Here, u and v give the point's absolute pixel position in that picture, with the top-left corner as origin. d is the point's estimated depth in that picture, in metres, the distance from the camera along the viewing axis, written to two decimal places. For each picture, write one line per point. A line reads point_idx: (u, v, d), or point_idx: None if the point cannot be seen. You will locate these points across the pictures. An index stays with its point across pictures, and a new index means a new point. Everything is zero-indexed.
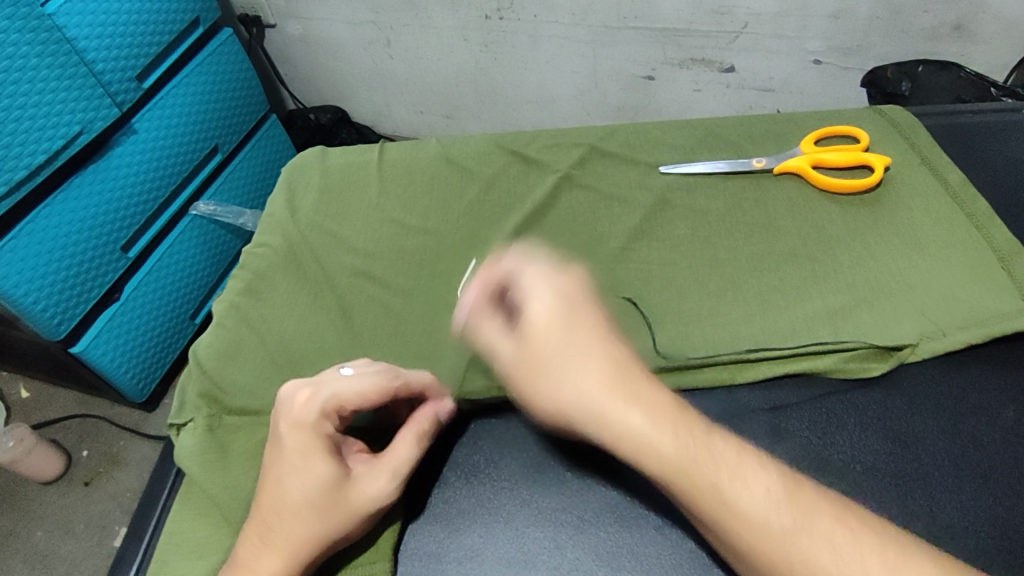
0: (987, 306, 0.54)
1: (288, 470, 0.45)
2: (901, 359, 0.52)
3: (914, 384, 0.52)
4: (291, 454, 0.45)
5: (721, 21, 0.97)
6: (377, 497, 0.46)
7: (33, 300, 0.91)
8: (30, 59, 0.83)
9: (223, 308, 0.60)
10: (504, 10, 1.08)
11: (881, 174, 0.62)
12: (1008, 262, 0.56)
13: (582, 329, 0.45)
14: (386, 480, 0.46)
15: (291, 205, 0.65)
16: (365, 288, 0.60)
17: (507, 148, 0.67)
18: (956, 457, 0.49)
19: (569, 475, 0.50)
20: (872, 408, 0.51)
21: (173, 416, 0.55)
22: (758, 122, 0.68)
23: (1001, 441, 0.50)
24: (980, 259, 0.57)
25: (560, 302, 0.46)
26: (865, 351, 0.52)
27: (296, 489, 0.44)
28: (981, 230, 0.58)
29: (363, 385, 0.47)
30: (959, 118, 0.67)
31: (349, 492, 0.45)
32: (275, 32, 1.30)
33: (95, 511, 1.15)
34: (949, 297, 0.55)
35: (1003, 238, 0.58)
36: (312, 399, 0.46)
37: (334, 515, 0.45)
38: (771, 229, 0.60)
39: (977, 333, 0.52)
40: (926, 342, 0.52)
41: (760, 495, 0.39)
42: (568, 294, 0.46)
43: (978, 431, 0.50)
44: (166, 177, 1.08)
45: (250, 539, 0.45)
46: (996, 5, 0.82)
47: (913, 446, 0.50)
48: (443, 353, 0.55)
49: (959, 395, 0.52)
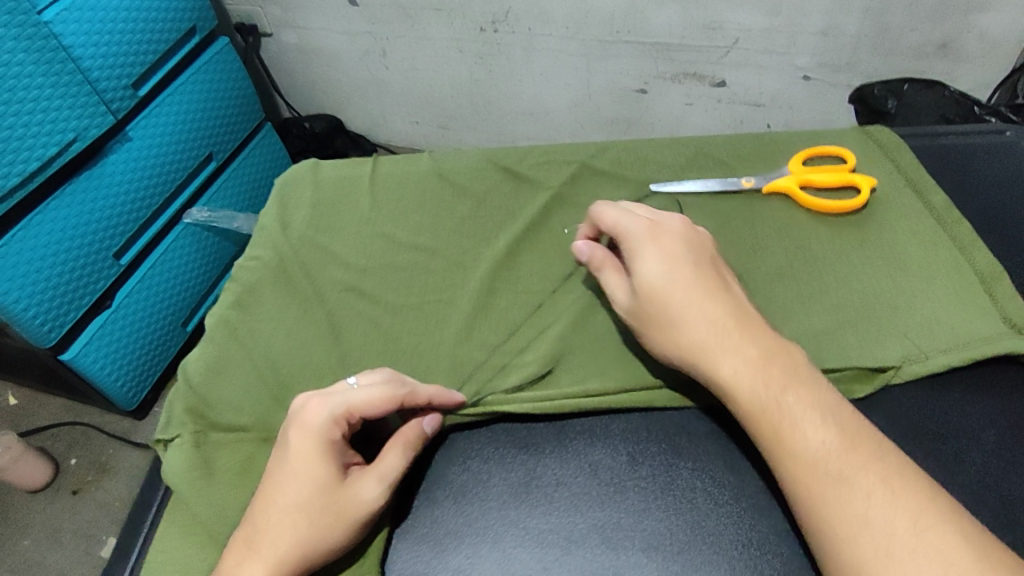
0: (968, 329, 0.54)
1: (287, 474, 0.46)
2: (885, 380, 0.53)
3: (898, 406, 0.52)
4: (291, 458, 0.47)
5: (712, 36, 0.98)
6: (366, 504, 0.46)
7: (23, 307, 0.90)
8: (26, 67, 0.83)
9: (213, 322, 0.61)
10: (498, 23, 1.09)
11: (867, 194, 0.62)
12: (990, 285, 0.57)
13: (683, 286, 0.50)
14: (375, 485, 0.46)
15: (283, 219, 0.66)
16: (356, 303, 0.60)
17: (500, 164, 0.68)
18: (939, 479, 0.48)
19: (557, 497, 0.50)
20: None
21: (159, 431, 0.55)
22: (748, 141, 0.69)
23: (982, 464, 0.49)
24: (961, 282, 0.57)
25: (664, 263, 0.51)
26: (851, 373, 0.52)
27: (292, 491, 0.46)
28: (963, 253, 0.59)
29: (370, 395, 0.48)
30: (946, 141, 0.68)
31: (341, 498, 0.46)
32: (270, 41, 1.31)
33: (83, 520, 1.14)
34: (932, 319, 0.55)
35: (984, 261, 0.58)
36: (321, 404, 0.48)
37: (322, 521, 0.45)
38: (757, 248, 0.61)
39: (958, 356, 0.53)
40: (909, 364, 0.53)
41: (818, 442, 0.43)
42: (674, 255, 0.52)
43: (961, 453, 0.50)
44: (160, 185, 1.08)
45: (237, 545, 0.46)
46: (980, 25, 0.84)
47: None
48: (437, 369, 0.56)
49: (942, 418, 0.51)
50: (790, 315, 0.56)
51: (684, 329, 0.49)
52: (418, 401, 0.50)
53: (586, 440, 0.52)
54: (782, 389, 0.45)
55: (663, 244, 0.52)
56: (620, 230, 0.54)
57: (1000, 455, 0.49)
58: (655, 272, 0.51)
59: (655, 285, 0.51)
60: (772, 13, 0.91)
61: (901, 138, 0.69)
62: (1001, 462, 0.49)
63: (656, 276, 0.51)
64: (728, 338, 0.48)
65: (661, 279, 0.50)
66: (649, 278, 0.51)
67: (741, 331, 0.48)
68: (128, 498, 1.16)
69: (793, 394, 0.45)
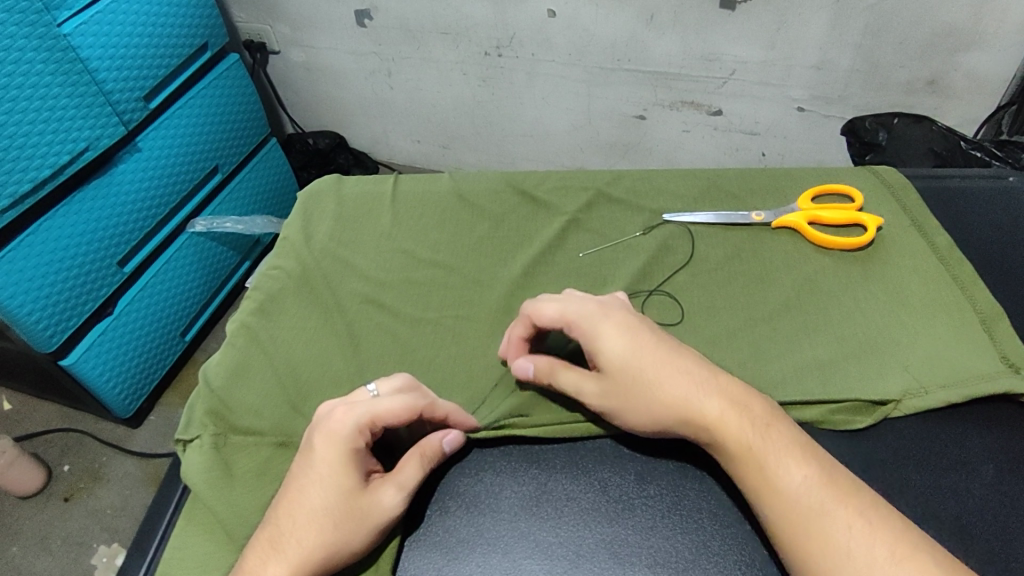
0: (968, 367, 0.56)
1: (312, 478, 0.48)
2: (885, 413, 0.54)
3: (900, 437, 0.54)
4: (317, 462, 0.49)
5: (710, 67, 1.01)
6: (388, 509, 0.48)
7: (28, 311, 0.91)
8: (43, 77, 0.85)
9: (235, 327, 0.64)
10: (502, 48, 1.13)
11: (874, 234, 0.66)
12: (990, 324, 0.59)
13: (652, 353, 0.52)
14: (394, 493, 0.49)
15: (306, 232, 0.70)
16: (375, 315, 0.63)
17: (517, 188, 0.72)
18: (937, 508, 0.50)
19: (565, 513, 0.52)
20: (860, 458, 0.53)
21: (180, 432, 0.58)
22: (756, 175, 0.73)
23: (979, 496, 0.51)
24: (964, 320, 0.59)
25: (628, 338, 0.52)
26: (852, 404, 0.55)
27: (318, 495, 0.48)
28: (965, 291, 0.61)
29: (394, 407, 0.50)
30: (950, 181, 0.71)
31: (363, 503, 0.48)
32: (278, 58, 1.34)
33: (74, 527, 1.14)
34: (934, 355, 0.57)
35: (985, 301, 0.60)
36: (347, 413, 0.50)
37: (344, 525, 0.47)
38: (762, 276, 0.64)
39: (956, 393, 0.55)
40: (909, 399, 0.55)
41: (798, 479, 0.45)
42: (632, 326, 0.53)
43: (959, 484, 0.51)
44: (166, 196, 1.10)
45: (259, 545, 0.48)
46: (967, 63, 0.87)
47: (899, 496, 0.51)
48: (458, 384, 0.58)
49: (941, 450, 0.53)
50: (789, 339, 0.59)
51: (667, 389, 0.50)
52: (435, 414, 0.53)
53: (597, 458, 0.55)
54: (766, 427, 0.48)
55: (615, 319, 0.54)
56: (569, 319, 0.54)
57: (998, 488, 0.51)
58: (620, 343, 0.52)
59: (624, 357, 0.52)
60: (768, 47, 0.95)
61: (908, 177, 0.72)
62: (998, 494, 0.51)
63: (624, 348, 0.52)
64: (707, 384, 0.50)
65: (634, 352, 0.52)
66: (616, 352, 0.52)
67: (715, 374, 0.51)
68: (121, 506, 1.16)
69: (776, 430, 0.48)
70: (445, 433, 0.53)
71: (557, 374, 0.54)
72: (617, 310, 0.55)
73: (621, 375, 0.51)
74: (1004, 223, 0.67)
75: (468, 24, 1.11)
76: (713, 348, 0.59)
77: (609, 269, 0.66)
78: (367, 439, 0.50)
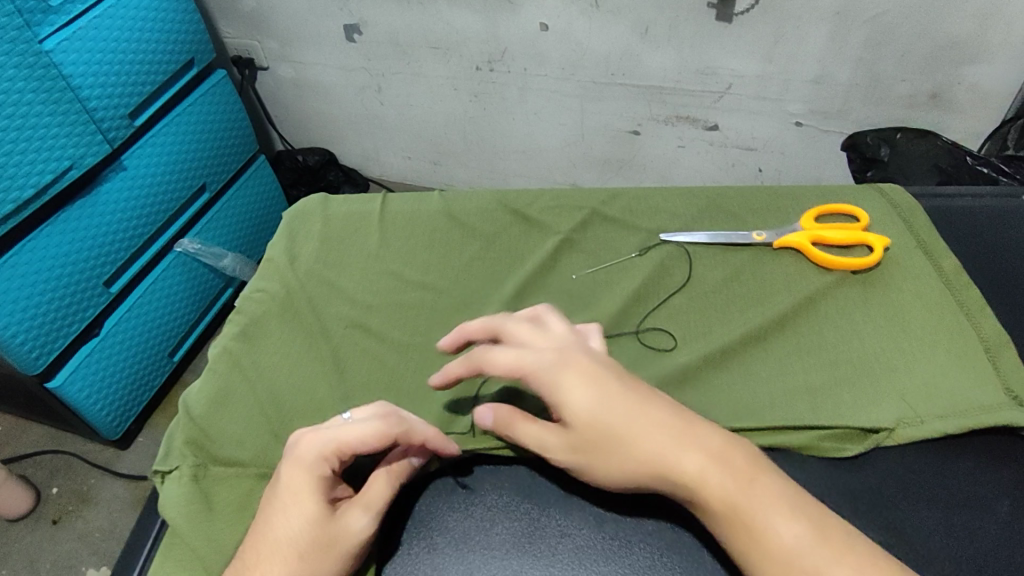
0: (967, 397, 0.54)
1: (279, 510, 0.46)
2: (877, 442, 0.52)
3: (910, 470, 0.51)
4: (284, 494, 0.46)
5: (706, 81, 1.00)
6: (355, 531, 0.46)
7: (12, 334, 0.89)
8: (25, 95, 0.83)
9: (217, 352, 0.61)
10: (495, 62, 1.11)
11: (880, 254, 0.63)
12: (995, 354, 0.56)
13: (623, 406, 0.48)
14: (363, 515, 0.46)
15: (292, 253, 0.68)
16: (362, 340, 0.61)
17: (509, 207, 0.70)
18: (952, 549, 0.48)
19: (558, 550, 0.49)
20: (868, 493, 0.50)
21: (159, 463, 0.55)
22: (756, 193, 0.71)
23: (996, 534, 0.48)
24: (964, 349, 0.57)
25: (594, 390, 0.48)
26: (842, 431, 0.53)
27: (282, 525, 0.45)
28: (970, 318, 0.59)
29: (362, 431, 0.48)
30: (958, 201, 0.69)
31: (331, 532, 0.45)
32: (267, 74, 1.32)
33: (62, 551, 1.11)
34: (931, 385, 0.55)
35: (991, 328, 0.58)
36: (314, 438, 0.48)
37: (313, 557, 0.44)
38: (764, 299, 0.62)
39: (954, 424, 0.52)
40: (903, 427, 0.52)
41: (789, 538, 0.42)
42: (596, 374, 0.49)
43: (975, 522, 0.49)
44: (153, 214, 1.08)
45: None
46: (970, 77, 0.86)
47: (909, 535, 0.48)
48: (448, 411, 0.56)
49: (955, 485, 0.51)
50: (790, 363, 0.57)
51: (642, 445, 0.46)
52: (413, 440, 0.50)
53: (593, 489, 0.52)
54: (750, 482, 0.44)
55: (579, 368, 0.49)
56: (524, 368, 0.50)
57: (1015, 525, 0.49)
58: (587, 399, 0.48)
59: (592, 413, 0.48)
60: (766, 61, 0.93)
61: (913, 196, 0.70)
62: (1015, 532, 0.48)
63: (591, 403, 0.48)
64: (686, 436, 0.46)
65: (604, 408, 0.48)
66: (583, 409, 0.48)
67: (692, 424, 0.47)
68: (109, 529, 1.13)
69: (761, 483, 0.44)
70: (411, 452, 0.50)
71: (516, 428, 0.51)
72: (579, 356, 0.50)
73: (589, 436, 0.48)
74: (1010, 242, 0.65)
75: (460, 38, 1.09)
76: (712, 374, 0.57)
77: (605, 291, 0.63)
78: (336, 468, 0.48)
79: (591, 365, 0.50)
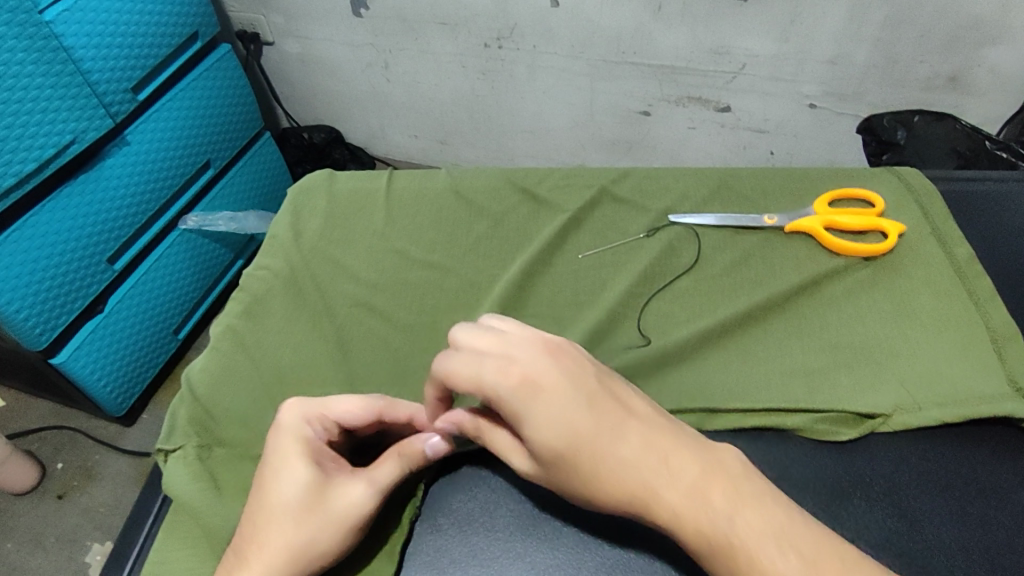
0: (968, 387, 0.52)
1: (268, 478, 0.47)
2: (872, 427, 0.51)
3: (925, 460, 0.50)
4: (271, 464, 0.47)
5: (719, 61, 0.98)
6: (356, 504, 0.46)
7: (16, 310, 0.88)
8: (25, 66, 0.81)
9: (220, 331, 0.60)
10: (503, 39, 1.09)
11: (895, 240, 0.61)
12: (1002, 344, 0.54)
13: (589, 441, 0.41)
14: (362, 489, 0.46)
15: (295, 229, 0.66)
16: (366, 319, 0.60)
17: (518, 185, 0.68)
18: (965, 539, 0.47)
19: (564, 532, 0.49)
20: (881, 482, 0.49)
21: (162, 441, 0.54)
22: (769, 174, 0.69)
23: (1011, 524, 0.48)
24: (970, 338, 0.55)
25: (559, 426, 0.41)
26: (836, 415, 0.52)
27: (278, 491, 0.46)
28: (980, 308, 0.57)
29: (346, 405, 0.49)
30: (976, 185, 0.67)
31: (329, 502, 0.46)
32: (272, 49, 1.30)
33: (67, 525, 1.11)
34: (932, 372, 0.53)
35: (1000, 320, 0.56)
36: (297, 407, 0.49)
37: (311, 521, 0.45)
38: (775, 281, 0.61)
39: (952, 413, 0.51)
40: (900, 414, 0.51)
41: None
42: (559, 403, 0.41)
43: (990, 512, 0.48)
44: (157, 190, 1.06)
45: (229, 555, 0.45)
46: (991, 60, 0.84)
47: (921, 523, 0.47)
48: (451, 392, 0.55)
49: (971, 475, 0.50)
50: (791, 346, 0.56)
51: (607, 481, 0.41)
52: (399, 415, 0.50)
53: None
54: (732, 518, 0.38)
55: (540, 403, 0.41)
56: (484, 395, 0.42)
57: None
58: (548, 434, 0.41)
59: (557, 444, 0.41)
60: (781, 40, 0.92)
61: (930, 179, 0.68)
62: None
63: (553, 439, 0.41)
64: (658, 475, 0.40)
65: (584, 430, 0.41)
66: (545, 443, 0.41)
67: (664, 458, 0.41)
68: (114, 505, 1.13)
69: (744, 519, 0.38)
70: (428, 436, 0.48)
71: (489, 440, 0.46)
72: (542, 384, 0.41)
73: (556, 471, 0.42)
74: None
75: (468, 14, 1.07)
76: (723, 357, 0.56)
77: (613, 272, 0.62)
78: (321, 436, 0.49)
79: (560, 393, 0.41)
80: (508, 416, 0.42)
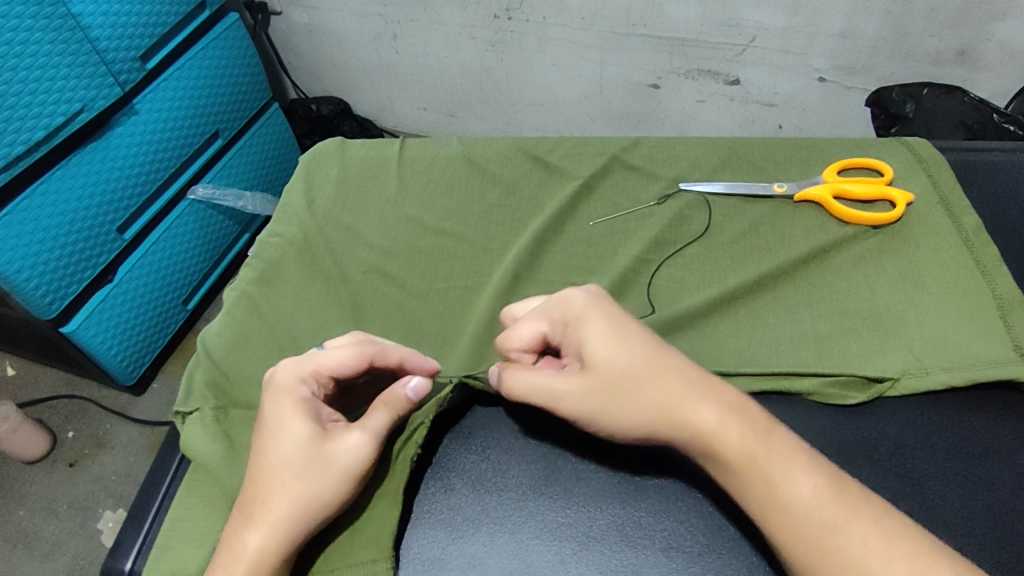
0: (975, 351, 0.53)
1: (268, 437, 0.48)
2: (881, 391, 0.52)
3: (928, 423, 0.52)
4: (269, 421, 0.48)
5: (729, 33, 0.98)
6: (353, 454, 0.47)
7: (26, 278, 0.89)
8: (34, 33, 0.81)
9: (234, 296, 0.62)
10: (513, 10, 1.09)
11: (903, 210, 0.62)
12: (1008, 311, 0.55)
13: (639, 348, 0.48)
14: (359, 437, 0.47)
15: (309, 196, 0.67)
16: (380, 285, 0.61)
17: (529, 153, 0.69)
18: (965, 499, 0.48)
19: (575, 491, 0.50)
20: (885, 444, 0.51)
21: (179, 403, 0.56)
22: (779, 144, 0.69)
23: (1011, 485, 0.49)
24: (977, 305, 0.56)
25: (613, 329, 0.48)
26: (845, 379, 0.53)
27: (278, 452, 0.47)
28: (986, 277, 0.57)
29: (337, 355, 0.50)
30: (986, 156, 0.67)
31: (326, 451, 0.47)
32: (279, 19, 1.30)
33: (80, 492, 1.13)
34: (940, 337, 0.54)
35: (1007, 287, 0.56)
36: (290, 366, 0.50)
37: (311, 473, 0.46)
38: (784, 249, 0.61)
39: (961, 377, 0.52)
40: (908, 378, 0.52)
41: (807, 491, 0.42)
42: (617, 317, 0.50)
43: (991, 474, 0.50)
44: (165, 160, 1.07)
45: (236, 512, 0.47)
46: (1001, 33, 0.84)
47: (924, 485, 0.49)
48: (464, 355, 0.56)
49: (975, 437, 0.51)
50: (800, 312, 0.57)
51: (654, 393, 0.46)
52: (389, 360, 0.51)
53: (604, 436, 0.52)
54: (767, 432, 0.45)
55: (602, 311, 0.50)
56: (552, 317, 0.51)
57: None
58: (605, 341, 0.48)
59: (617, 361, 0.47)
60: (791, 12, 0.92)
61: (940, 150, 0.68)
62: None
63: (613, 346, 0.48)
64: (695, 389, 0.46)
65: (623, 348, 0.48)
66: (602, 350, 0.48)
67: (707, 377, 0.47)
68: (126, 472, 1.15)
69: (777, 435, 0.45)
70: (407, 379, 0.49)
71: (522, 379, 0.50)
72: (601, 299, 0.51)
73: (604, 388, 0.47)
74: None
75: None
76: (730, 323, 0.57)
77: (622, 239, 0.63)
78: (315, 391, 0.50)
79: (628, 319, 0.50)
80: (570, 336, 0.50)
